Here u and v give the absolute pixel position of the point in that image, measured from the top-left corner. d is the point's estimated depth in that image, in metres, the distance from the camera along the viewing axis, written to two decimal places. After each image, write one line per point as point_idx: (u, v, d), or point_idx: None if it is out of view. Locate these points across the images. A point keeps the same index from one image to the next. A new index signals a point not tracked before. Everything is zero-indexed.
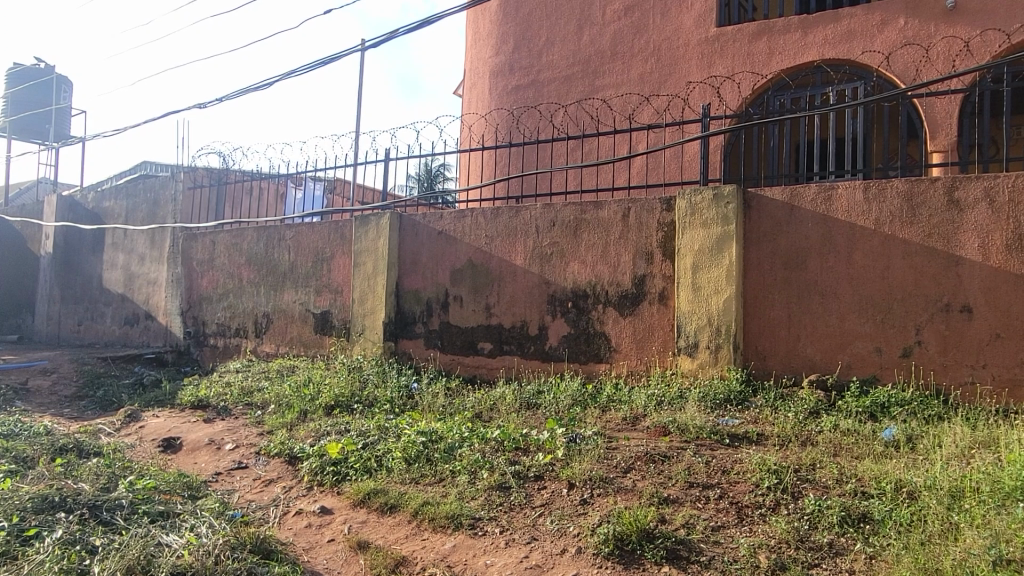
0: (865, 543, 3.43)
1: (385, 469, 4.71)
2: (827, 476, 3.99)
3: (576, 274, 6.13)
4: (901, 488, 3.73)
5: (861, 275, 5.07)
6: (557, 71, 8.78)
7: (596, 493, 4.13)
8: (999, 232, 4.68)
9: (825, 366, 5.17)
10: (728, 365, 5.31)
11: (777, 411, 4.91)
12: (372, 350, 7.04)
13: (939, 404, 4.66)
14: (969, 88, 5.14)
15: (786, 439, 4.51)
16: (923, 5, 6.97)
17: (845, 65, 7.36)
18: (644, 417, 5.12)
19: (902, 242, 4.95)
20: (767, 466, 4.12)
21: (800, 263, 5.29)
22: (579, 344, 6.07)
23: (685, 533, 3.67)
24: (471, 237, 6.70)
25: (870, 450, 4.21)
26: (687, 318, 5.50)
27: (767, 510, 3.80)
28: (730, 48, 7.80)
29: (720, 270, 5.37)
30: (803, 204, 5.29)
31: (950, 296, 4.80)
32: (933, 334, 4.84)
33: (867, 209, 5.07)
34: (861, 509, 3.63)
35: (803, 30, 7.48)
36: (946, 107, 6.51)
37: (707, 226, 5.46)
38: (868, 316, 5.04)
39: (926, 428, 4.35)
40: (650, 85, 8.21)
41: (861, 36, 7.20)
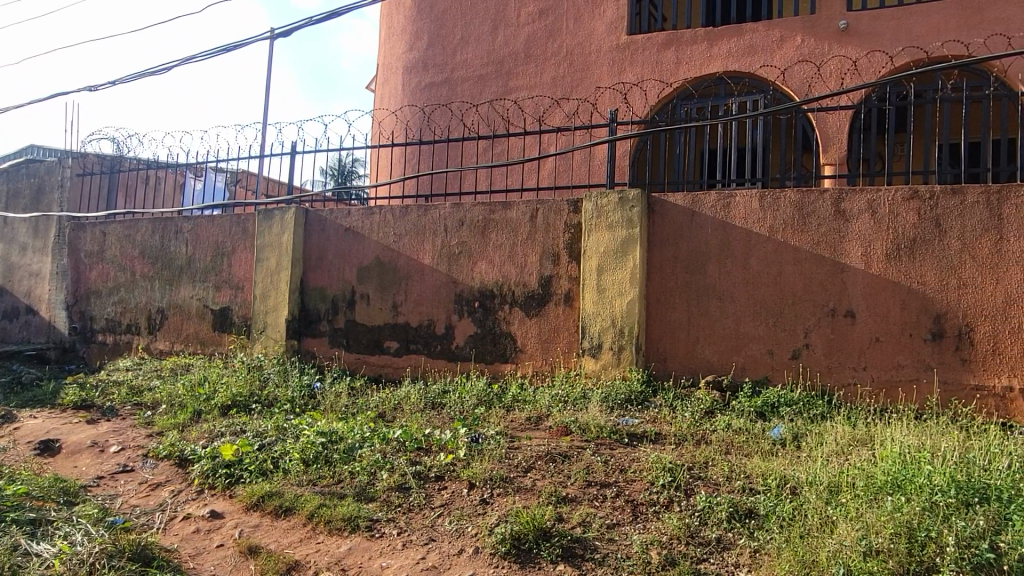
0: (750, 538, 3.56)
1: (281, 471, 4.57)
2: (718, 474, 4.13)
3: (483, 274, 6.12)
4: (785, 484, 3.90)
5: (755, 280, 5.29)
6: (472, 70, 8.77)
7: (496, 493, 4.13)
8: (880, 242, 4.97)
9: (720, 367, 5.37)
10: (630, 366, 5.43)
11: (674, 411, 5.05)
12: (273, 349, 6.84)
13: (823, 403, 4.90)
14: (860, 106, 5.39)
15: (682, 438, 4.64)
16: (818, 25, 7.35)
17: (744, 77, 7.66)
18: (547, 417, 5.16)
19: (794, 249, 5.19)
20: (662, 464, 4.23)
21: (699, 267, 5.46)
22: (485, 344, 6.07)
23: (581, 531, 3.72)
24: (379, 234, 6.60)
25: (759, 448, 4.39)
26: (591, 319, 5.59)
27: (660, 507, 3.90)
28: (640, 57, 8.00)
29: (624, 272, 5.49)
30: (703, 210, 5.46)
31: (835, 301, 5.06)
32: (820, 337, 5.09)
33: (763, 217, 5.28)
34: (747, 505, 3.77)
35: (708, 42, 7.74)
36: (836, 123, 6.89)
37: (613, 229, 5.57)
38: (761, 320, 5.26)
39: (811, 427, 4.57)
40: (562, 89, 8.31)
41: (762, 51, 7.51)
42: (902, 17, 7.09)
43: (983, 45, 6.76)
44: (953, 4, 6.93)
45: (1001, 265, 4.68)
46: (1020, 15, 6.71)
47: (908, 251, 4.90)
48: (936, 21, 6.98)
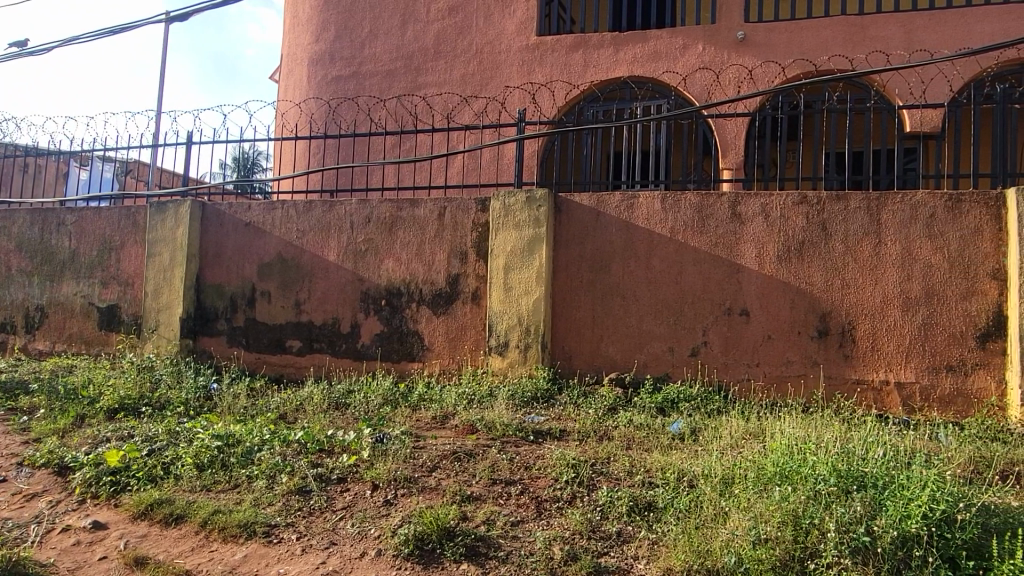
0: (649, 530, 3.67)
1: (173, 477, 4.35)
2: (619, 469, 4.22)
3: (390, 272, 6.03)
4: (683, 477, 4.04)
5: (657, 280, 5.44)
6: (380, 64, 8.63)
7: (400, 494, 4.08)
8: (772, 244, 5.21)
9: (623, 365, 5.50)
10: (536, 364, 5.49)
11: (578, 408, 5.13)
12: (166, 349, 6.52)
13: (719, 399, 5.10)
14: (755, 114, 5.65)
15: (585, 434, 4.72)
16: (718, 34, 7.64)
17: (648, 82, 7.86)
18: (453, 416, 5.14)
19: (693, 250, 5.37)
20: (566, 460, 4.30)
21: (604, 267, 5.58)
22: (392, 343, 5.99)
23: (485, 530, 3.72)
24: (282, 229, 6.39)
25: (659, 442, 4.52)
26: (498, 318, 5.61)
27: (563, 503, 3.95)
28: (549, 58, 8.09)
29: (531, 271, 5.55)
30: (608, 211, 5.57)
31: (731, 301, 5.27)
32: (717, 335, 5.30)
33: (664, 218, 5.44)
34: (647, 499, 3.88)
35: (614, 46, 7.90)
36: (734, 130, 7.19)
37: (520, 228, 5.61)
38: (662, 318, 5.42)
39: (707, 422, 4.74)
40: (471, 87, 8.29)
41: (665, 57, 7.74)
42: (794, 31, 7.47)
43: (865, 60, 7.21)
44: (839, 21, 7.36)
45: (880, 266, 5.01)
46: (898, 34, 7.20)
47: (798, 252, 5.16)
48: (824, 37, 7.39)
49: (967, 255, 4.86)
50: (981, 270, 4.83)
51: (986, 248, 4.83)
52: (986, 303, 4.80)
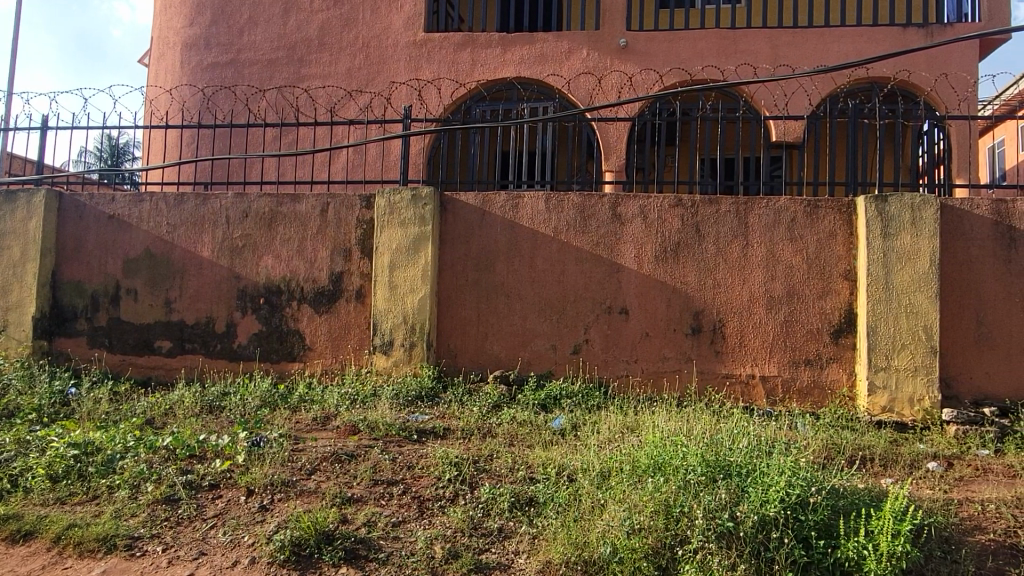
0: (529, 525, 3.74)
1: (22, 491, 4.02)
2: (502, 466, 4.27)
3: (268, 269, 5.82)
4: (562, 472, 4.13)
5: (541, 279, 5.54)
6: (261, 53, 8.30)
7: (276, 498, 3.94)
8: (650, 245, 5.42)
9: (508, 362, 5.57)
10: (421, 363, 5.46)
11: (463, 406, 5.15)
12: (16, 351, 6.01)
13: (600, 394, 5.26)
14: (636, 120, 5.86)
15: (469, 432, 4.75)
16: (601, 40, 7.86)
17: (533, 84, 7.98)
18: (335, 416, 5.02)
19: (575, 250, 5.50)
20: (448, 459, 4.29)
21: (489, 265, 5.62)
22: (270, 343, 5.78)
23: (365, 532, 3.66)
24: (150, 223, 6.02)
25: (541, 438, 4.61)
26: (383, 316, 5.53)
27: (445, 502, 3.95)
28: (436, 55, 8.06)
29: (416, 270, 5.51)
30: (493, 210, 5.61)
31: (611, 299, 5.45)
32: (597, 333, 5.46)
33: (548, 218, 5.54)
34: (528, 494, 3.95)
35: (502, 47, 7.97)
36: (616, 134, 7.43)
37: (405, 226, 5.55)
38: (545, 317, 5.53)
39: (587, 417, 4.88)
40: (357, 81, 8.13)
41: (551, 60, 7.89)
42: (672, 41, 7.80)
43: (736, 72, 7.63)
44: (713, 34, 7.75)
45: (747, 267, 5.31)
46: (765, 49, 7.67)
47: (673, 253, 5.40)
48: (699, 48, 7.77)
49: (822, 258, 5.25)
50: (836, 271, 5.23)
51: (839, 251, 5.23)
52: (840, 301, 5.20)
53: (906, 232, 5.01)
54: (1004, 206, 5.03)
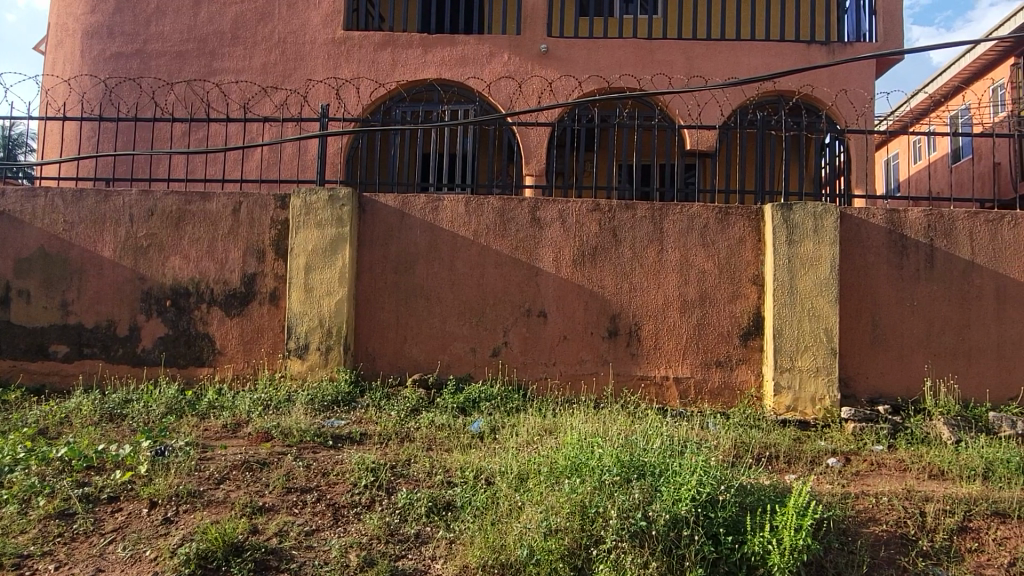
0: (447, 529, 3.73)
1: None
2: (419, 470, 4.22)
3: (176, 270, 5.57)
4: (481, 475, 4.12)
5: (460, 282, 5.53)
6: (169, 45, 7.96)
7: (182, 510, 3.78)
8: (569, 249, 5.50)
9: (427, 365, 5.52)
10: (338, 367, 5.35)
11: (381, 410, 5.07)
12: None
13: (519, 397, 5.28)
14: (555, 125, 5.93)
15: (386, 436, 4.68)
16: (522, 45, 7.92)
17: (454, 86, 7.97)
18: (246, 423, 4.86)
19: (495, 254, 5.52)
20: (365, 464, 4.21)
21: (408, 267, 5.56)
22: (177, 347, 5.54)
23: (277, 542, 3.56)
24: (45, 220, 5.67)
25: (459, 442, 4.60)
26: (298, 319, 5.39)
27: (361, 509, 3.88)
28: (356, 54, 7.93)
29: (333, 272, 5.39)
30: (413, 212, 5.56)
31: (530, 302, 5.49)
32: (517, 336, 5.49)
33: (468, 221, 5.53)
34: (446, 498, 3.93)
35: (423, 48, 7.91)
36: (536, 139, 7.50)
37: (321, 227, 5.42)
38: (465, 319, 5.51)
39: (506, 420, 4.89)
40: (272, 77, 7.91)
41: (472, 63, 7.89)
42: (592, 49, 7.93)
43: (652, 81, 7.84)
44: (631, 44, 7.94)
45: (662, 272, 5.45)
46: (680, 60, 7.91)
47: (590, 257, 5.49)
48: (618, 56, 7.93)
49: (732, 263, 5.44)
50: (744, 276, 5.43)
51: (748, 257, 5.44)
52: (748, 305, 5.41)
53: (809, 240, 5.26)
54: (896, 216, 5.35)
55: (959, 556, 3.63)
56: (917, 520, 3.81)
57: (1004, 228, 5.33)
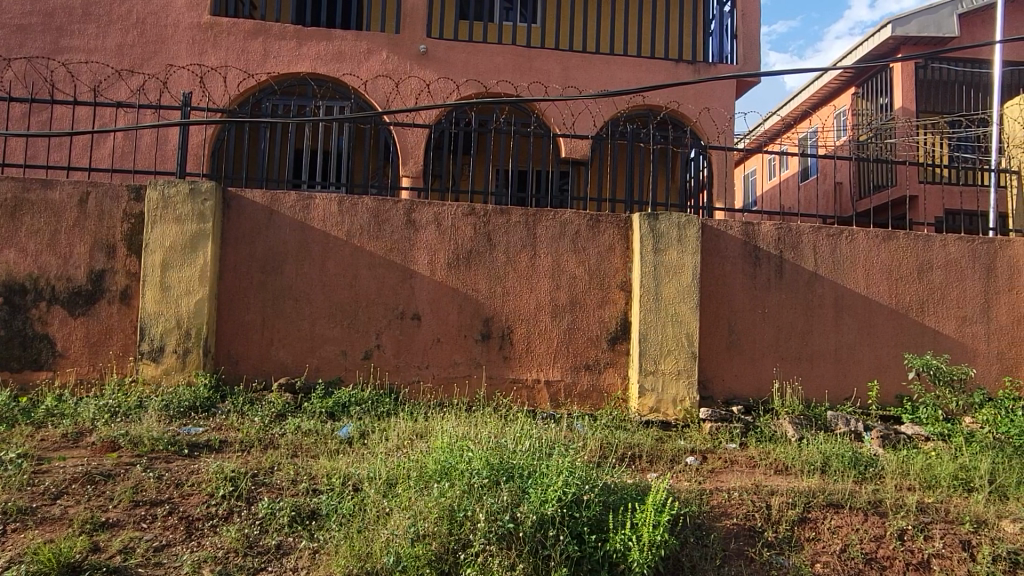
0: (310, 539, 3.62)
1: None
2: (282, 478, 4.05)
3: (10, 265, 5.06)
4: (348, 482, 4.00)
5: (332, 283, 5.38)
6: (9, 16, 7.24)
7: (10, 529, 3.47)
8: (443, 252, 5.48)
9: (294, 369, 5.32)
10: (196, 370, 5.05)
11: (243, 416, 4.83)
12: None
13: (390, 401, 5.19)
14: (433, 127, 5.90)
15: (248, 444, 4.46)
16: (401, 44, 7.82)
17: (329, 81, 7.74)
18: (90, 432, 4.48)
19: (368, 254, 5.41)
20: (223, 474, 3.98)
21: (276, 267, 5.34)
22: (10, 350, 5.03)
23: (121, 560, 3.36)
24: None
25: (326, 449, 4.46)
26: (152, 320, 5.05)
27: (218, 521, 3.69)
28: (224, 41, 7.54)
29: (193, 271, 5.09)
30: (282, 210, 5.35)
31: (404, 305, 5.42)
32: (389, 339, 5.40)
33: (340, 221, 5.39)
34: (310, 507, 3.79)
35: (297, 40, 7.64)
36: (414, 139, 7.43)
37: (181, 222, 5.11)
38: (335, 322, 5.37)
39: (376, 424, 4.79)
40: (130, 60, 7.38)
41: (349, 59, 7.70)
42: (470, 53, 7.97)
43: (529, 89, 7.98)
44: (509, 51, 8.05)
45: (534, 276, 5.55)
46: (557, 69, 8.10)
47: (465, 261, 5.49)
48: (496, 62, 8.02)
49: (602, 269, 5.62)
50: (613, 282, 5.62)
51: (617, 263, 5.63)
52: (616, 310, 5.60)
53: (672, 248, 5.52)
54: (751, 228, 5.73)
55: (799, 545, 3.93)
56: (764, 513, 4.07)
57: (843, 243, 5.83)
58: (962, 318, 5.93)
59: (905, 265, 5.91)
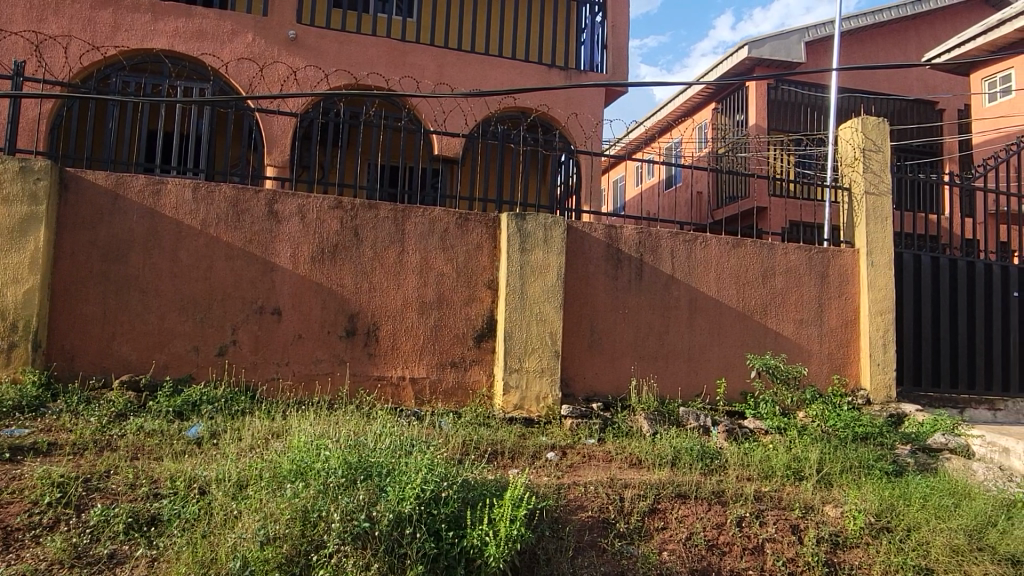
0: (148, 547, 3.40)
1: None
2: (119, 482, 3.76)
3: None
4: (193, 485, 3.77)
5: (183, 274, 5.07)
6: None
7: None
8: (307, 246, 5.31)
9: (138, 366, 4.98)
10: (23, 367, 4.62)
11: (77, 417, 4.46)
12: None
13: (245, 399, 4.95)
14: (301, 116, 5.69)
15: (82, 446, 4.12)
16: (269, 27, 7.51)
17: (185, 60, 7.31)
18: None
19: (225, 245, 5.15)
20: (50, 479, 3.65)
21: (120, 256, 4.97)
22: None
23: None
24: None
25: (172, 449, 4.20)
26: None
27: (41, 531, 3.40)
28: (68, 9, 6.93)
29: (22, 257, 4.65)
30: (128, 194, 4.99)
31: (263, 299, 5.20)
32: (246, 334, 5.16)
33: (195, 209, 5.10)
34: (150, 513, 3.55)
35: (153, 14, 7.15)
36: (281, 127, 7.16)
37: (8, 204, 4.65)
38: (187, 316, 5.06)
39: (229, 424, 4.56)
40: None
41: (211, 39, 7.31)
42: (343, 42, 7.78)
43: (401, 83, 7.90)
44: (383, 43, 7.94)
45: (401, 273, 5.48)
46: (431, 65, 8.09)
47: (330, 255, 5.35)
48: (369, 54, 7.88)
49: (470, 267, 5.65)
50: (480, 280, 5.67)
51: (485, 262, 5.69)
52: (482, 308, 5.65)
53: (539, 248, 5.64)
54: (614, 232, 5.96)
55: (648, 535, 4.12)
56: (617, 505, 4.24)
57: (697, 248, 6.18)
58: (799, 321, 6.44)
59: (751, 271, 6.34)
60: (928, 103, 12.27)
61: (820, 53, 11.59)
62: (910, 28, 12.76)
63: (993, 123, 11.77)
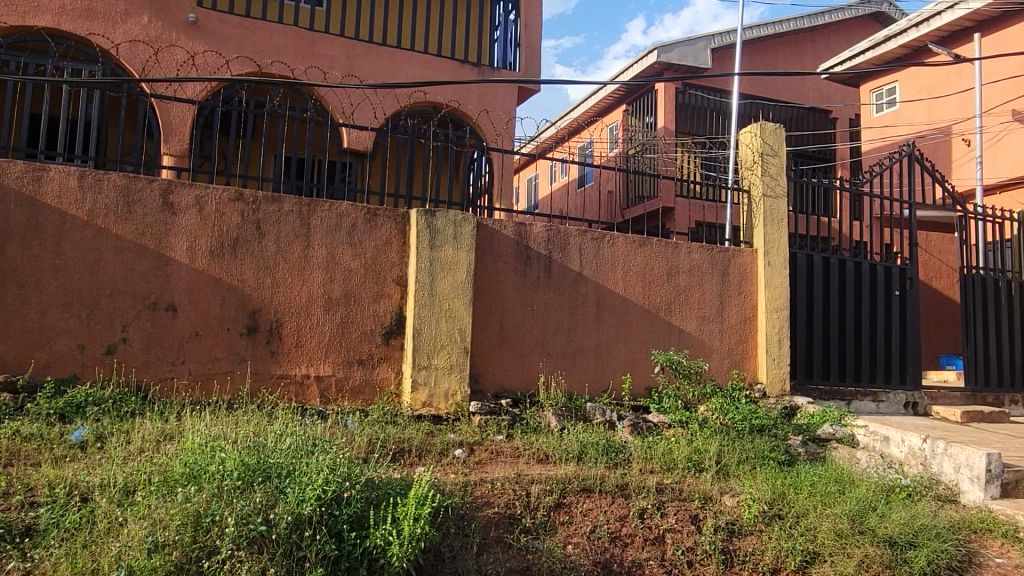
0: (21, 559, 3.18)
1: None
2: None
3: None
4: (73, 492, 3.54)
5: (67, 267, 4.76)
6: None
7: None
8: (205, 239, 5.08)
9: (15, 366, 4.64)
10: None
11: None
12: None
13: (136, 400, 4.69)
14: (203, 103, 5.44)
15: None
16: (166, 10, 7.17)
17: (72, 39, 6.87)
18: None
19: (115, 237, 4.87)
20: None
21: None
22: None
23: None
24: None
25: (53, 454, 3.95)
26: None
27: None
28: None
29: None
30: (5, 181, 4.66)
31: (156, 295, 4.95)
32: (138, 332, 4.90)
33: (81, 199, 4.81)
34: (24, 523, 3.34)
35: None
36: (180, 114, 6.85)
37: None
38: (71, 312, 4.76)
39: (117, 426, 4.31)
40: None
41: (102, 18, 6.89)
42: (247, 28, 7.51)
43: (307, 73, 7.70)
44: (290, 31, 7.71)
45: (306, 269, 5.33)
46: (341, 56, 7.92)
47: (230, 249, 5.15)
48: (275, 42, 7.64)
49: (378, 263, 5.56)
50: (389, 276, 5.59)
51: (393, 258, 5.61)
52: (391, 304, 5.57)
53: (448, 245, 5.61)
54: (523, 229, 5.99)
55: (552, 529, 4.16)
56: (523, 501, 4.27)
57: (605, 246, 6.30)
58: (701, 318, 6.67)
59: (657, 269, 6.51)
60: (823, 112, 12.94)
61: (724, 60, 12.05)
62: (807, 40, 13.42)
63: (880, 133, 12.72)
